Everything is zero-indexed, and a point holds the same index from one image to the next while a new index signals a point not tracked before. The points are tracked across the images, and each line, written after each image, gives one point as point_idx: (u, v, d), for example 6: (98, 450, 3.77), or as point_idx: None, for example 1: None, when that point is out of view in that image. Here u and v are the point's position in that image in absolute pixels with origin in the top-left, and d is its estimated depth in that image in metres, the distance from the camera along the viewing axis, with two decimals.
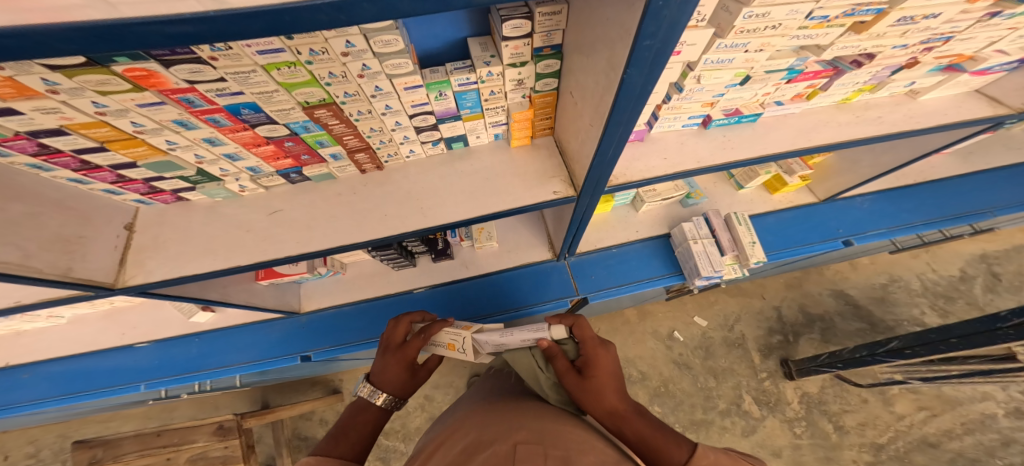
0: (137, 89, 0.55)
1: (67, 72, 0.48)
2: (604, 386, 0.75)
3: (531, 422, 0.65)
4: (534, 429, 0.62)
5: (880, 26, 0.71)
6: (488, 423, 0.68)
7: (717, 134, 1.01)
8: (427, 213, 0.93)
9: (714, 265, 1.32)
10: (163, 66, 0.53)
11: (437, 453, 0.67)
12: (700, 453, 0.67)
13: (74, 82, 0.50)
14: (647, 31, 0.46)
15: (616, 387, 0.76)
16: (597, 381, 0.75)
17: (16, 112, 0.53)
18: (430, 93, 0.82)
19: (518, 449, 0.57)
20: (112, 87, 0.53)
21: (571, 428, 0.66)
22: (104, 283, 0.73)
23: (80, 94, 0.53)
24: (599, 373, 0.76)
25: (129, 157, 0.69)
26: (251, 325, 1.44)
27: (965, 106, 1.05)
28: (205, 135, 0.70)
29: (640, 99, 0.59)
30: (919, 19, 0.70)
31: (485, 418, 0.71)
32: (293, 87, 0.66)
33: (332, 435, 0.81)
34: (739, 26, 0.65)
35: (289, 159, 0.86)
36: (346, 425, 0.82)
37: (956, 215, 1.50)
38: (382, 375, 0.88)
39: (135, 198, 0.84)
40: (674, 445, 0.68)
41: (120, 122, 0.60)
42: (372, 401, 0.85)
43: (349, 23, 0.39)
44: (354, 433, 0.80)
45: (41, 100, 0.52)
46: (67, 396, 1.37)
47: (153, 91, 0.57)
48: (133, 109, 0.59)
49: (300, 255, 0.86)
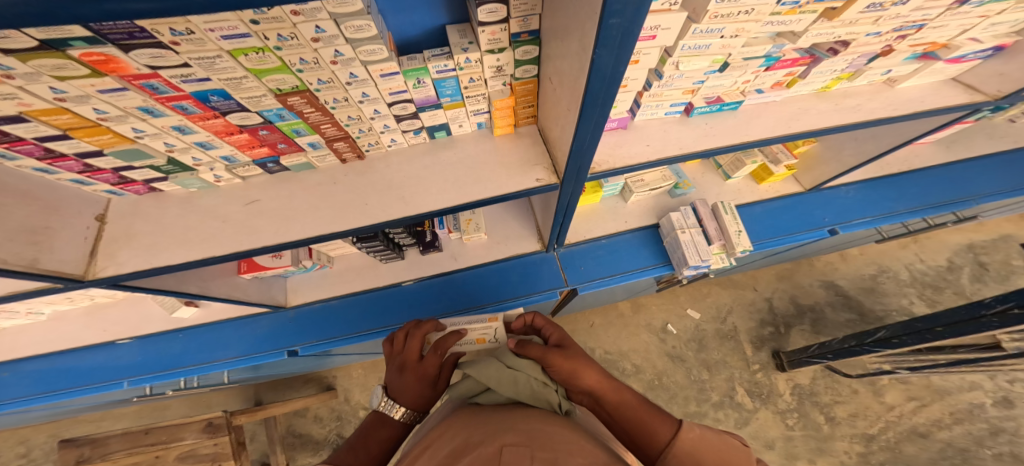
0: (96, 74, 0.53)
1: (22, 57, 0.47)
2: (586, 358, 0.86)
3: (517, 424, 0.65)
4: (523, 432, 0.62)
5: (851, 12, 0.70)
6: (473, 426, 0.67)
7: (701, 121, 1.01)
8: (408, 202, 0.92)
9: (702, 254, 1.31)
10: (122, 51, 0.51)
11: (423, 456, 0.66)
12: (685, 428, 0.70)
13: (29, 66, 0.49)
14: (612, 9, 0.45)
15: (596, 361, 0.86)
16: (578, 353, 0.87)
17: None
18: (409, 81, 0.80)
19: (504, 450, 0.57)
20: (71, 72, 0.52)
21: (559, 430, 0.65)
22: (74, 275, 0.72)
23: (37, 79, 0.51)
24: (575, 347, 0.91)
25: (94, 145, 0.67)
26: (237, 320, 1.43)
27: (943, 93, 1.04)
28: (175, 123, 0.68)
29: (612, 81, 0.58)
30: (887, 6, 0.69)
31: (468, 421, 0.70)
32: (263, 73, 0.64)
33: (349, 443, 0.85)
34: (712, 11, 0.64)
35: (265, 148, 0.84)
36: (364, 434, 0.86)
37: (940, 203, 1.50)
38: (404, 394, 0.88)
39: (105, 188, 0.82)
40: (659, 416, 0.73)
41: (82, 108, 0.59)
42: (393, 416, 0.87)
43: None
44: (373, 445, 0.84)
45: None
46: (50, 394, 1.35)
47: (113, 76, 0.55)
48: (94, 95, 0.57)
49: (277, 245, 0.84)
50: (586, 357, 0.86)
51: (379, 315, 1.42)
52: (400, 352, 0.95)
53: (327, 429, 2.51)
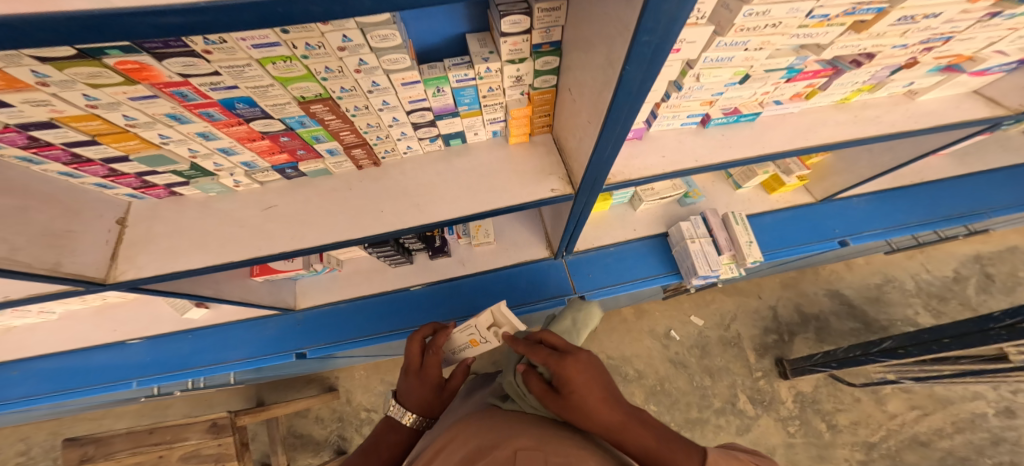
0: (129, 82, 0.54)
1: (59, 65, 0.47)
2: (586, 405, 0.66)
3: (528, 430, 0.66)
4: (535, 436, 0.62)
5: (881, 25, 0.70)
6: (485, 429, 0.68)
7: (716, 132, 1.02)
8: (423, 210, 0.92)
9: (711, 264, 1.32)
10: (156, 59, 0.52)
11: (436, 459, 0.67)
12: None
13: (65, 74, 0.49)
14: (646, 27, 0.45)
15: (600, 403, 0.66)
16: (578, 397, 0.67)
17: (5, 104, 0.51)
18: (428, 89, 0.81)
19: (518, 455, 0.57)
20: (104, 80, 0.52)
21: (570, 435, 0.66)
22: (94, 278, 0.72)
23: (71, 87, 0.52)
24: (579, 383, 0.69)
25: (121, 150, 0.68)
26: (246, 322, 1.43)
27: (963, 106, 1.05)
28: (200, 129, 0.69)
29: (638, 97, 0.59)
30: (919, 18, 0.69)
31: (479, 425, 0.71)
32: (289, 81, 0.65)
33: (362, 449, 0.86)
34: (739, 24, 0.64)
35: (284, 154, 0.84)
36: (376, 441, 0.86)
37: (952, 216, 1.51)
38: (407, 398, 0.89)
39: (127, 192, 0.83)
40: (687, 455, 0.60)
41: (112, 115, 0.59)
42: (402, 421, 0.87)
43: (343, 14, 0.38)
44: (385, 451, 0.84)
45: (30, 92, 0.51)
46: (58, 393, 1.35)
47: (145, 84, 0.56)
48: (125, 102, 0.57)
49: (293, 251, 0.85)
50: (587, 402, 0.67)
51: (386, 319, 1.42)
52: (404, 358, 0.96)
53: (328, 430, 2.50)
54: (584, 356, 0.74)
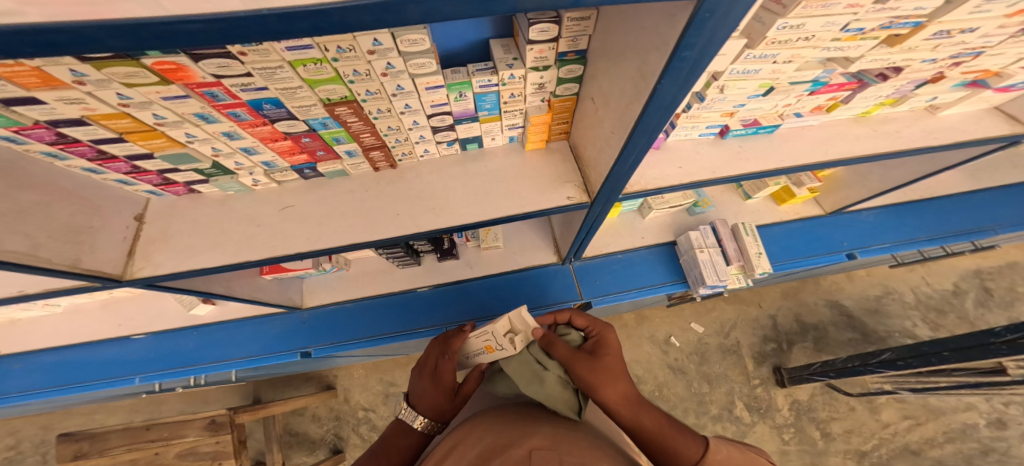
0: (163, 82, 0.54)
1: (98, 64, 0.48)
2: (615, 370, 0.79)
3: (541, 429, 0.66)
4: (548, 435, 0.63)
5: (915, 40, 0.69)
6: (498, 427, 0.69)
7: (734, 143, 1.03)
8: (440, 214, 0.92)
9: (720, 274, 1.33)
10: (192, 60, 0.52)
11: (449, 457, 0.67)
12: (713, 450, 0.66)
13: (102, 73, 0.50)
14: (688, 42, 0.46)
15: (624, 375, 0.79)
16: (608, 363, 0.81)
17: (39, 102, 0.52)
18: (450, 94, 0.81)
19: (533, 454, 0.58)
20: (139, 80, 0.52)
21: (584, 436, 0.66)
22: (111, 275, 0.72)
23: (106, 85, 0.53)
24: (611, 354, 0.83)
25: (146, 148, 0.69)
26: (251, 319, 1.42)
27: (984, 123, 1.06)
28: (225, 128, 0.69)
29: (669, 110, 0.59)
30: (954, 34, 0.69)
31: (493, 422, 0.72)
32: (317, 83, 0.65)
33: (373, 451, 0.86)
34: (770, 37, 0.64)
35: (304, 155, 0.84)
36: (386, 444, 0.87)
37: (959, 232, 1.53)
38: (422, 401, 0.88)
39: (146, 189, 0.83)
40: (685, 435, 0.69)
41: (142, 114, 0.60)
42: (414, 425, 0.87)
43: (392, 24, 0.38)
44: (396, 455, 0.84)
45: (65, 90, 0.52)
46: (59, 387, 1.34)
47: (179, 84, 0.56)
48: (156, 101, 0.58)
49: (309, 253, 0.84)
50: (615, 370, 0.79)
51: (393, 320, 1.42)
52: (422, 360, 0.97)
53: (325, 428, 2.49)
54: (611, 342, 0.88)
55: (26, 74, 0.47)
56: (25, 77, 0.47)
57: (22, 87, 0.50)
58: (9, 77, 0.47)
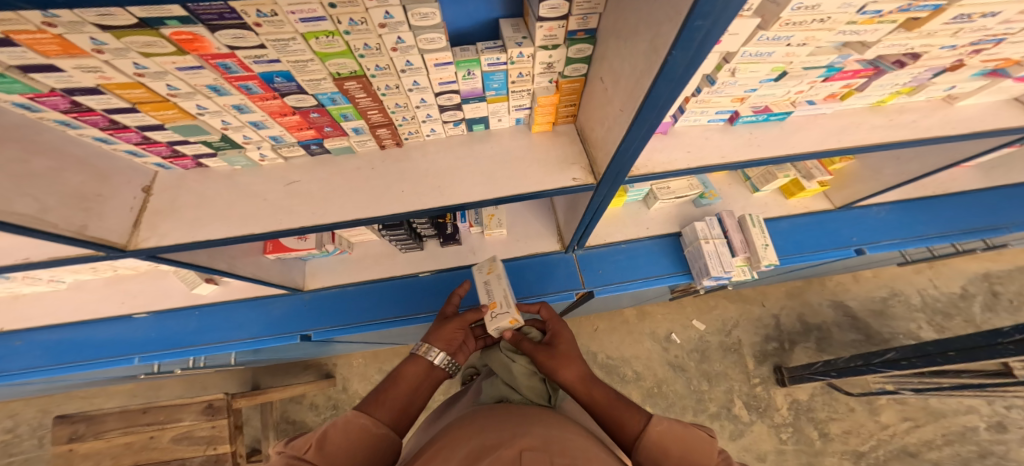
0: (180, 52, 0.54)
1: (118, 33, 0.48)
2: (569, 355, 0.91)
3: (531, 429, 0.64)
4: (539, 435, 0.61)
5: (934, 23, 0.68)
6: (486, 431, 0.66)
7: (744, 130, 1.03)
8: (445, 192, 0.91)
9: (725, 266, 1.33)
10: (208, 31, 0.52)
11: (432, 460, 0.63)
12: (655, 421, 0.73)
13: (121, 42, 0.50)
14: (701, 11, 0.44)
15: (579, 359, 0.91)
16: (564, 350, 0.93)
17: (57, 69, 0.53)
18: (459, 72, 0.77)
19: (524, 455, 0.56)
20: (157, 50, 0.53)
21: (572, 437, 0.65)
22: (116, 244, 0.72)
23: (124, 55, 0.53)
24: (564, 344, 0.96)
25: (157, 119, 0.68)
26: (253, 300, 1.42)
27: (1002, 114, 1.04)
28: (236, 101, 0.68)
29: (681, 83, 0.58)
30: (975, 18, 0.67)
31: (477, 427, 0.69)
32: (328, 57, 0.63)
33: (375, 393, 0.80)
34: (784, 18, 0.63)
35: (311, 131, 0.83)
36: (390, 383, 0.83)
37: (972, 229, 1.52)
38: (440, 339, 0.96)
39: (155, 161, 0.83)
40: (630, 413, 0.76)
41: (156, 84, 0.60)
42: (427, 357, 0.90)
43: None
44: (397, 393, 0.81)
45: (84, 59, 0.52)
46: (61, 365, 1.35)
47: (194, 55, 0.56)
48: (171, 72, 0.58)
49: (313, 227, 0.83)
50: (571, 355, 0.92)
51: (393, 305, 1.41)
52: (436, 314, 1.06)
53: (321, 417, 2.47)
54: (564, 328, 1.02)
55: (48, 41, 0.47)
56: (45, 45, 0.48)
57: (42, 54, 0.50)
58: (30, 44, 0.47)
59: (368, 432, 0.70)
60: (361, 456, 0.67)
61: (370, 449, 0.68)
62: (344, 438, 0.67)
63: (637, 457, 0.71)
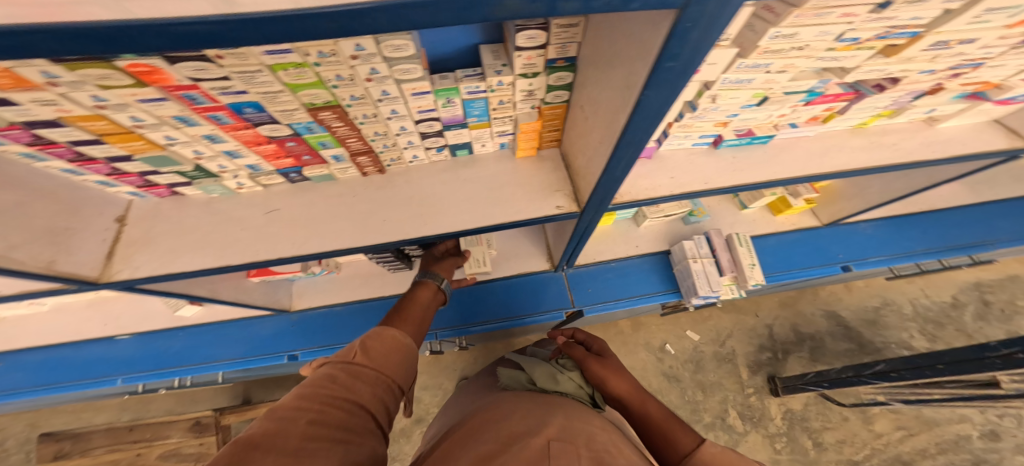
0: (138, 85, 0.51)
1: (71, 66, 0.45)
2: (619, 368, 0.93)
3: (558, 423, 0.66)
4: (562, 428, 0.63)
5: (913, 50, 0.68)
6: (516, 419, 0.68)
7: (728, 154, 1.03)
8: (427, 221, 0.90)
9: (712, 285, 1.34)
10: (168, 63, 0.48)
11: (459, 445, 0.65)
12: (709, 444, 0.69)
13: (75, 75, 0.47)
14: (671, 53, 0.43)
15: (630, 374, 0.92)
16: (614, 362, 0.95)
17: (12, 103, 0.50)
18: (438, 100, 0.77)
19: (551, 445, 0.58)
20: (114, 82, 0.50)
21: (606, 439, 0.66)
22: (87, 277, 0.71)
23: (80, 87, 0.50)
24: (612, 358, 0.97)
25: (126, 150, 0.66)
26: (239, 320, 1.41)
27: (983, 136, 1.05)
28: (206, 132, 0.66)
29: (656, 121, 0.57)
30: (952, 45, 0.67)
31: (505, 416, 0.71)
32: (299, 88, 0.60)
33: (395, 311, 0.91)
34: (763, 47, 0.63)
35: (289, 159, 0.82)
36: (406, 303, 0.95)
37: (959, 245, 1.53)
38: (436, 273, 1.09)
39: (128, 191, 0.81)
40: (682, 433, 0.73)
41: (120, 116, 0.57)
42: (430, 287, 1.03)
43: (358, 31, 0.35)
44: (412, 310, 0.93)
45: (39, 92, 0.49)
46: (42, 387, 1.34)
47: (155, 86, 0.53)
48: (133, 104, 0.55)
49: (293, 257, 0.83)
50: (620, 369, 0.93)
51: None
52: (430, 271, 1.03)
53: None
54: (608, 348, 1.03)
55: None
56: None
57: None
58: None
59: (400, 343, 0.73)
60: (400, 359, 0.71)
61: (403, 354, 0.72)
62: (383, 346, 0.70)
63: None
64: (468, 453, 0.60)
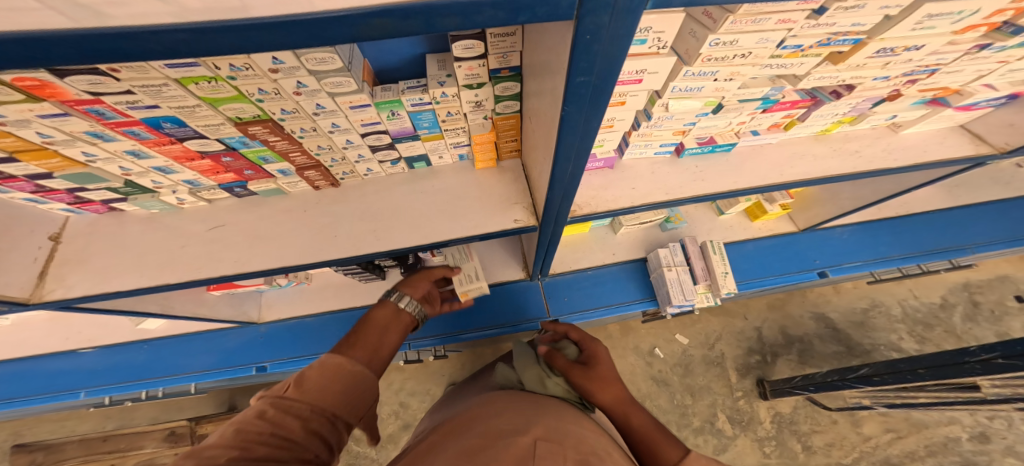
0: (32, 99, 0.48)
1: None
2: (607, 376, 0.83)
3: (546, 421, 0.62)
4: (550, 427, 0.59)
5: (858, 57, 0.66)
6: (502, 415, 0.64)
7: (691, 162, 1.01)
8: (380, 236, 0.88)
9: (686, 294, 1.32)
10: (57, 77, 0.46)
11: (440, 442, 0.59)
12: (693, 456, 0.67)
13: None
14: (579, 67, 0.42)
15: (619, 381, 0.83)
16: (601, 371, 0.85)
17: None
18: (382, 112, 0.75)
19: (537, 444, 0.54)
20: (1, 97, 0.47)
21: (593, 436, 0.63)
22: (16, 298, 0.69)
23: None
24: (600, 364, 0.87)
25: (43, 168, 0.63)
26: (206, 332, 1.40)
27: (949, 142, 1.03)
28: (127, 147, 0.64)
29: (586, 135, 0.56)
30: (899, 52, 0.65)
31: (491, 412, 0.66)
32: (219, 102, 0.59)
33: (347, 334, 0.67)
34: (705, 54, 0.61)
35: (231, 173, 0.80)
36: (363, 323, 0.71)
37: (938, 250, 1.52)
38: (404, 287, 0.87)
39: (62, 207, 0.79)
40: (668, 446, 0.70)
41: (24, 132, 0.54)
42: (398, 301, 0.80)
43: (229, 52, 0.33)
44: (370, 333, 0.68)
45: None
46: (4, 401, 1.34)
47: (52, 101, 0.50)
48: (35, 119, 0.52)
49: (238, 275, 0.80)
50: (608, 376, 0.84)
51: None
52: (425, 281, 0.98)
53: None
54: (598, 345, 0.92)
55: None
56: None
57: None
58: None
59: (345, 370, 0.57)
60: (349, 392, 0.55)
61: (351, 384, 0.56)
62: (322, 376, 0.54)
63: None
64: (449, 449, 0.55)
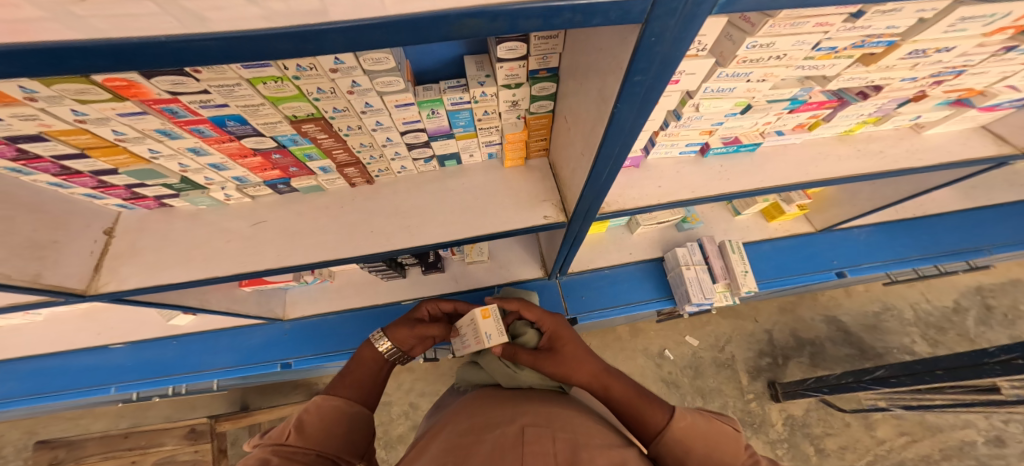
0: (117, 98, 0.52)
1: (46, 81, 0.46)
2: (576, 354, 0.81)
3: (534, 408, 0.65)
4: (540, 414, 0.62)
5: (890, 59, 0.69)
6: (489, 409, 0.66)
7: (715, 162, 1.03)
8: (413, 233, 0.90)
9: (705, 292, 1.33)
10: (145, 78, 0.49)
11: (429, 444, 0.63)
12: (679, 416, 0.66)
13: (53, 90, 0.48)
14: (637, 67, 0.44)
15: (590, 353, 0.81)
16: (569, 352, 0.81)
17: None
18: (422, 111, 0.77)
19: (525, 430, 0.57)
20: (92, 97, 0.50)
21: (578, 415, 0.65)
22: (74, 289, 0.72)
23: (59, 102, 0.50)
24: (566, 346, 0.84)
25: (110, 164, 0.67)
26: (231, 329, 1.42)
27: (971, 143, 1.05)
28: (190, 145, 0.67)
29: (631, 134, 0.58)
30: (931, 53, 0.68)
31: (476, 406, 0.69)
32: (280, 101, 0.61)
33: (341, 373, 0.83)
34: (741, 56, 0.64)
35: (276, 171, 0.83)
36: (354, 365, 0.85)
37: (955, 251, 1.52)
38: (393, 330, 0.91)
39: (116, 203, 0.82)
40: (651, 410, 0.68)
41: (101, 129, 0.58)
42: (375, 345, 0.88)
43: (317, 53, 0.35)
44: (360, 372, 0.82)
45: (18, 107, 0.50)
46: (31, 396, 1.35)
47: (134, 100, 0.53)
48: (114, 118, 0.56)
49: (279, 269, 0.83)
50: (577, 353, 0.81)
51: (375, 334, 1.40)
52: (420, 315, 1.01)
53: None
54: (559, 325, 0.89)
55: None
56: None
57: None
58: None
59: (343, 412, 0.71)
60: (340, 432, 0.68)
61: (346, 427, 0.70)
62: (320, 419, 0.68)
63: (658, 453, 0.65)
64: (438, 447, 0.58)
